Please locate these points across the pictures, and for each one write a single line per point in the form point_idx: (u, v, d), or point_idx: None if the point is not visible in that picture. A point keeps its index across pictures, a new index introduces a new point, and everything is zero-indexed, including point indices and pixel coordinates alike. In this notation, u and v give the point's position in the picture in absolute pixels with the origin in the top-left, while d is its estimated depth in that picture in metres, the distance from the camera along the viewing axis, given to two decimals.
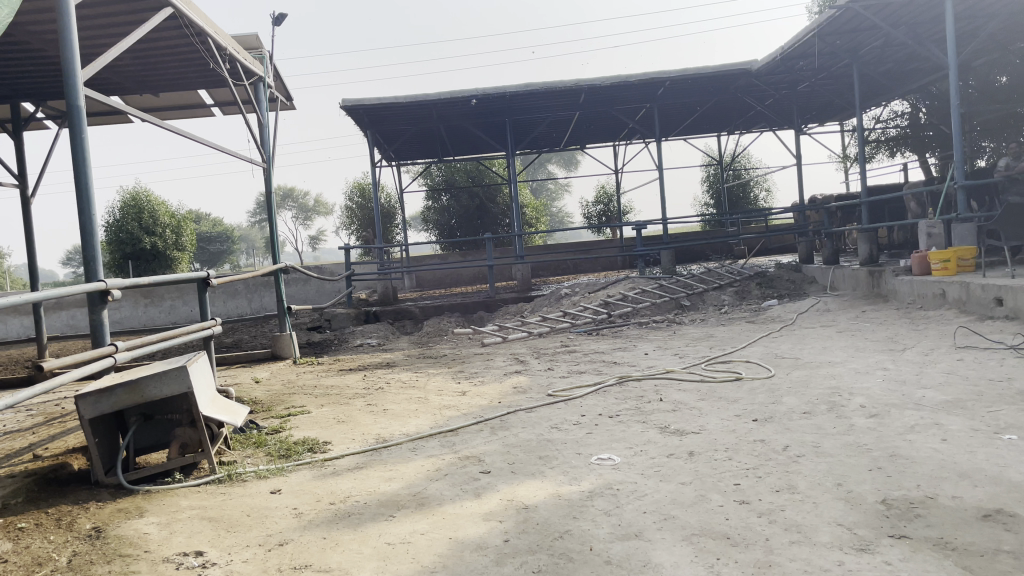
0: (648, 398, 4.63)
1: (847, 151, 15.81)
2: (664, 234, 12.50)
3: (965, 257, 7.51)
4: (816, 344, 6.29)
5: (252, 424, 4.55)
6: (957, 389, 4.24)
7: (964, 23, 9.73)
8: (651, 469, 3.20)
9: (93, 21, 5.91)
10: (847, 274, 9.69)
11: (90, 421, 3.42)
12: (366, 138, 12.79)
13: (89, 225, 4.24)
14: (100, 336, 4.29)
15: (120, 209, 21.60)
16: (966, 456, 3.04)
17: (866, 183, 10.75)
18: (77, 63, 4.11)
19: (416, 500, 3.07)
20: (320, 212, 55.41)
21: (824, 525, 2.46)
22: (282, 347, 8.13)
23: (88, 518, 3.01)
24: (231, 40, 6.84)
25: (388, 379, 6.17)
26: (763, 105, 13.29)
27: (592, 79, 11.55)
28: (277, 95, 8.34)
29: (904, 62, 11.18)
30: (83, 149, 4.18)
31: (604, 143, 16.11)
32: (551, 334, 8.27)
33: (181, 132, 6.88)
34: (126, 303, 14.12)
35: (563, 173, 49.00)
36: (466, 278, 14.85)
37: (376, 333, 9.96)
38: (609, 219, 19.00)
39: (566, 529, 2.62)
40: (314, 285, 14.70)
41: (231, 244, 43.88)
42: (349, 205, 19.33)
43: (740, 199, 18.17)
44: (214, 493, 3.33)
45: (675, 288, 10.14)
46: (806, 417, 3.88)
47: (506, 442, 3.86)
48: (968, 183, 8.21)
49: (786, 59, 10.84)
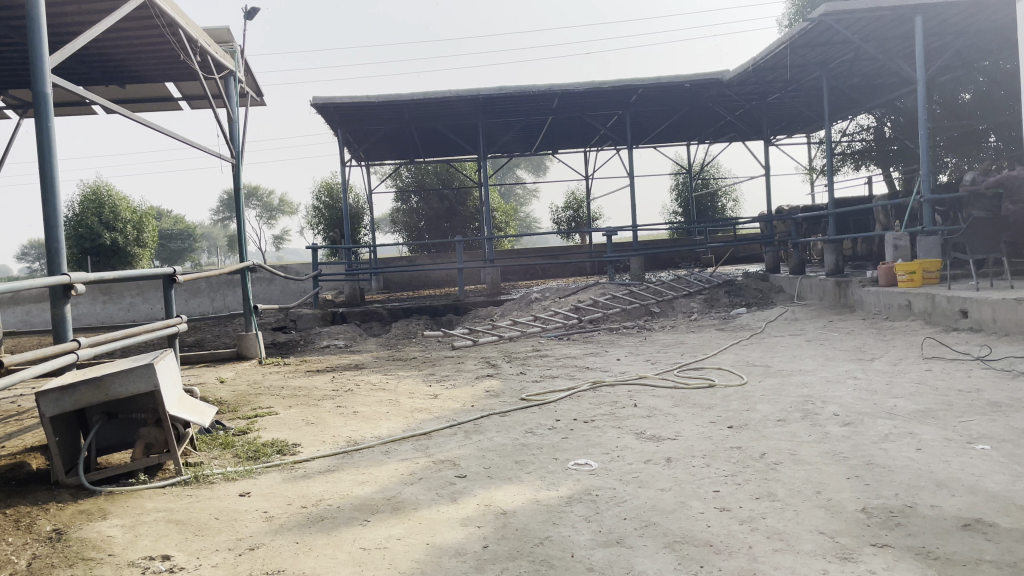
0: (622, 403, 4.61)
1: (814, 164, 16.04)
2: (633, 240, 12.54)
3: (930, 270, 7.62)
4: (786, 352, 6.34)
5: (218, 424, 4.45)
6: (927, 399, 4.28)
7: (932, 41, 9.92)
8: (629, 475, 3.18)
9: (60, 8, 5.76)
10: (814, 284, 9.80)
11: (50, 420, 3.30)
12: (336, 137, 12.67)
13: (54, 218, 4.10)
14: (62, 332, 4.15)
15: (80, 204, 21.15)
16: (942, 465, 3.06)
17: (834, 195, 10.88)
18: (45, 51, 3.98)
19: (391, 504, 3.01)
20: (285, 212, 54.78)
21: (806, 533, 2.45)
22: (247, 347, 7.99)
23: (48, 520, 2.90)
24: (202, 32, 6.70)
25: (357, 381, 6.08)
26: (734, 115, 13.41)
27: (567, 84, 11.54)
28: (248, 90, 8.19)
29: (872, 77, 11.35)
30: (49, 140, 4.04)
31: (575, 148, 16.14)
32: (522, 338, 8.23)
33: (149, 125, 6.72)
34: (85, 299, 13.80)
35: (532, 177, 49.10)
36: (434, 281, 14.76)
37: (343, 334, 9.83)
38: (577, 225, 19.06)
39: (546, 535, 2.58)
40: (279, 284, 14.52)
41: (194, 241, 43.22)
42: (317, 205, 19.15)
43: (708, 208, 18.33)
44: (180, 495, 3.23)
45: (645, 294, 10.18)
46: (781, 424, 3.88)
47: (481, 445, 3.81)
48: (934, 197, 8.33)
49: (758, 69, 10.93)
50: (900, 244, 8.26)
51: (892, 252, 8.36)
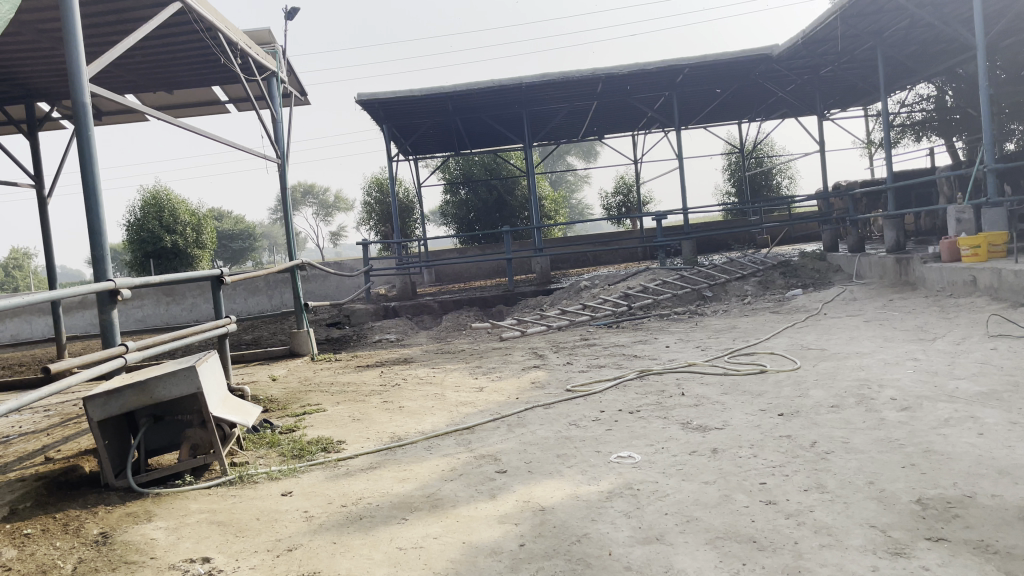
0: (669, 392, 4.50)
1: (871, 137, 15.55)
2: (684, 224, 12.30)
3: (995, 243, 7.27)
4: (842, 334, 6.13)
5: (265, 423, 4.48)
6: (991, 380, 4.08)
7: (992, 2, 9.48)
8: (672, 467, 3.09)
9: (101, 19, 5.87)
10: (874, 263, 9.47)
11: (98, 424, 3.35)
12: (382, 133, 12.73)
13: (98, 227, 4.16)
14: (111, 337, 4.21)
15: (141, 209, 21.72)
16: (1005, 451, 2.89)
17: (893, 168, 10.49)
18: (83, 63, 4.03)
19: (430, 502, 2.98)
20: (340, 208, 55.57)
21: (856, 527, 2.34)
22: (299, 344, 8.08)
23: (96, 523, 2.95)
24: (242, 34, 6.76)
25: (405, 375, 6.09)
26: (785, 90, 13.06)
27: (610, 68, 11.36)
28: (290, 91, 8.26)
29: (929, 43, 10.91)
30: (90, 150, 4.09)
31: (623, 133, 15.95)
32: (570, 327, 8.16)
33: (195, 129, 6.81)
34: (148, 302, 14.18)
35: (582, 163, 48.77)
36: (485, 272, 14.78)
37: (395, 329, 9.88)
38: (629, 210, 18.86)
39: (585, 532, 2.51)
40: (333, 281, 14.70)
41: (253, 241, 44.11)
42: (368, 201, 19.34)
43: (762, 187, 17.97)
44: (224, 496, 3.26)
45: (697, 279, 9.99)
46: (834, 411, 3.74)
47: (523, 439, 3.76)
48: (999, 167, 7.94)
49: (808, 42, 10.59)
50: (963, 218, 7.90)
51: (955, 226, 8.02)
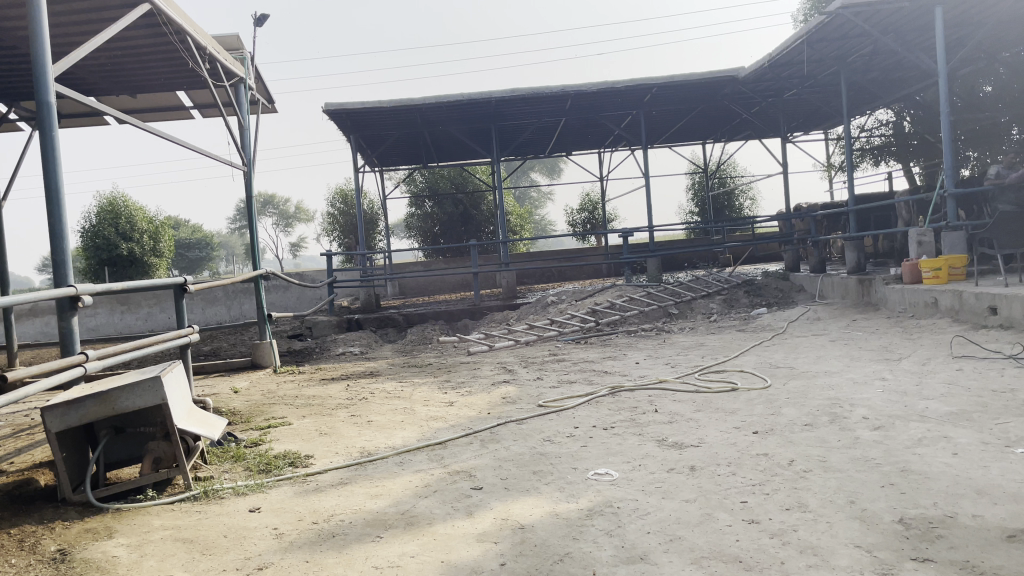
0: (642, 409, 4.48)
1: (832, 160, 15.85)
2: (650, 242, 12.36)
3: (955, 266, 7.42)
4: (810, 353, 6.18)
5: (230, 436, 4.35)
6: (959, 400, 4.13)
7: (952, 32, 9.73)
8: (652, 485, 3.05)
9: (66, 18, 5.72)
10: (836, 283, 9.61)
11: (56, 435, 3.21)
12: (349, 143, 12.64)
13: (60, 231, 4.02)
14: (70, 345, 4.04)
15: (97, 215, 21.26)
16: (980, 471, 2.91)
17: (854, 191, 10.68)
18: (48, 60, 3.90)
19: (405, 519, 2.90)
20: (301, 219, 55.05)
21: (841, 547, 2.32)
22: (261, 355, 7.90)
23: (53, 540, 2.82)
24: (211, 38, 6.64)
25: (372, 388, 5.98)
26: (750, 112, 13.25)
27: (579, 85, 11.42)
28: (258, 97, 8.14)
29: (890, 70, 11.18)
30: (54, 151, 3.96)
31: (589, 150, 16.05)
32: (538, 342, 8.13)
33: (161, 134, 6.66)
34: (102, 310, 13.82)
35: (546, 179, 48.97)
36: (450, 285, 14.71)
37: (358, 341, 9.73)
38: (593, 226, 18.99)
39: (567, 551, 2.46)
40: (295, 292, 14.50)
41: (211, 251, 43.49)
42: (332, 212, 19.18)
43: (724, 207, 18.26)
44: (188, 511, 3.14)
45: (663, 296, 10.06)
46: (808, 429, 3.74)
47: (498, 455, 3.70)
48: (958, 191, 8.09)
49: (773, 65, 10.77)
50: (924, 240, 8.04)
51: (916, 248, 8.15)
